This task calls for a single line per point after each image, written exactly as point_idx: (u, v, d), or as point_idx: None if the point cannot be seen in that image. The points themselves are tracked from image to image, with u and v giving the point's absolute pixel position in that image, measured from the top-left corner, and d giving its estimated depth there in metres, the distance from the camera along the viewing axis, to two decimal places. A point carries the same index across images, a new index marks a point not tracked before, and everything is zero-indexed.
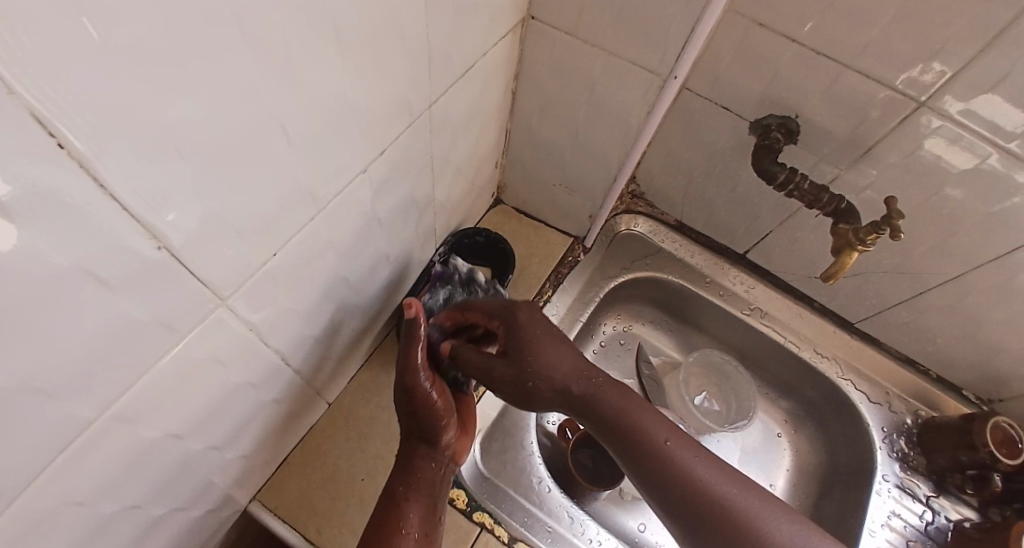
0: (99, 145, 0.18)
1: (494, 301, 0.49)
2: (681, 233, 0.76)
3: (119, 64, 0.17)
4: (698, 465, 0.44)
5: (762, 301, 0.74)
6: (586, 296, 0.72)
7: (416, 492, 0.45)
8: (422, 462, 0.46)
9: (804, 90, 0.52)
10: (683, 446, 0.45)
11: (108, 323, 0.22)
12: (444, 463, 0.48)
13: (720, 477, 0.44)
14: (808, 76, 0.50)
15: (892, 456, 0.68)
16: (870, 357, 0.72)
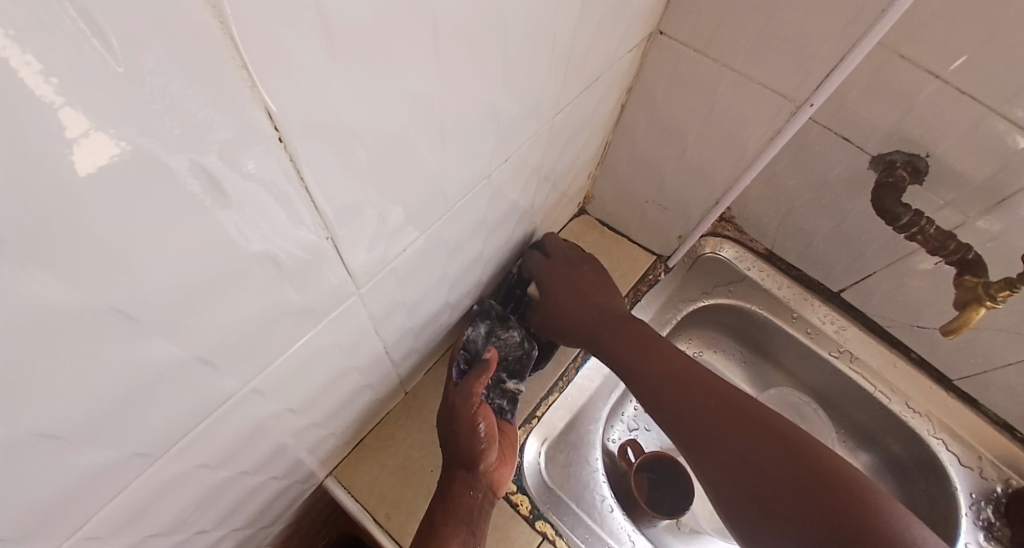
0: (304, 140, 0.19)
1: (556, 248, 0.61)
2: (770, 262, 0.73)
3: (337, 63, 0.18)
4: (734, 404, 0.50)
5: (852, 344, 0.69)
6: (664, 314, 0.71)
7: (453, 518, 0.45)
8: (461, 493, 0.46)
9: (942, 129, 0.48)
10: (714, 383, 0.52)
11: (266, 303, 0.23)
12: (482, 493, 0.48)
13: (755, 416, 0.49)
14: (949, 114, 0.47)
15: (976, 523, 0.64)
16: (965, 417, 0.67)
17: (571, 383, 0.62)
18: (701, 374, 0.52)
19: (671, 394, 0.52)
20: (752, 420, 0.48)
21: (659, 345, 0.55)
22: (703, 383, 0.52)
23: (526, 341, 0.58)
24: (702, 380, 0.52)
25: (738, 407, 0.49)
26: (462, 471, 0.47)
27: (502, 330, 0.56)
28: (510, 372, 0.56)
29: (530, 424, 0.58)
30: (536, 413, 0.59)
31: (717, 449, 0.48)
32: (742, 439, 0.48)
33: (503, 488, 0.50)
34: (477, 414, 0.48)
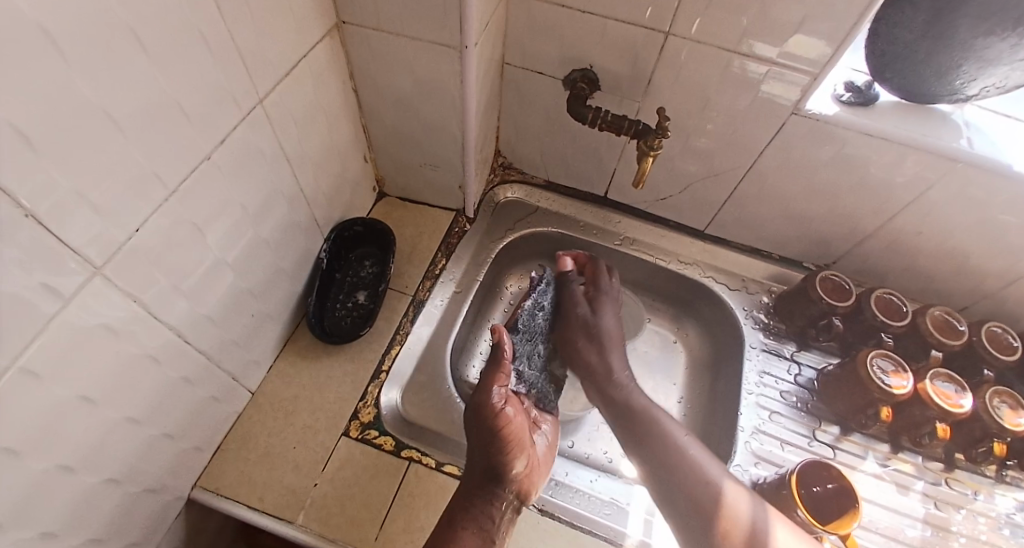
0: None
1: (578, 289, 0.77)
2: (550, 190, 0.88)
3: None
4: (694, 452, 0.64)
5: (629, 230, 0.86)
6: (479, 258, 0.80)
7: (469, 519, 0.52)
8: (481, 497, 0.54)
9: (585, 43, 0.64)
10: (684, 439, 0.65)
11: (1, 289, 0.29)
12: (509, 496, 0.55)
13: (711, 468, 0.62)
14: (583, 29, 0.63)
15: (755, 327, 0.81)
16: (724, 254, 0.86)
17: (409, 334, 0.70)
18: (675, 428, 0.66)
19: (630, 435, 0.67)
20: (708, 473, 0.61)
21: (645, 401, 0.70)
22: (673, 433, 0.66)
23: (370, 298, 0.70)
24: (670, 436, 0.65)
25: (703, 462, 0.63)
26: (492, 472, 0.55)
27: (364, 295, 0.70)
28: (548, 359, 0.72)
29: (382, 376, 0.66)
30: (383, 366, 0.66)
31: (672, 487, 0.62)
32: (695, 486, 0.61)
33: (535, 490, 0.58)
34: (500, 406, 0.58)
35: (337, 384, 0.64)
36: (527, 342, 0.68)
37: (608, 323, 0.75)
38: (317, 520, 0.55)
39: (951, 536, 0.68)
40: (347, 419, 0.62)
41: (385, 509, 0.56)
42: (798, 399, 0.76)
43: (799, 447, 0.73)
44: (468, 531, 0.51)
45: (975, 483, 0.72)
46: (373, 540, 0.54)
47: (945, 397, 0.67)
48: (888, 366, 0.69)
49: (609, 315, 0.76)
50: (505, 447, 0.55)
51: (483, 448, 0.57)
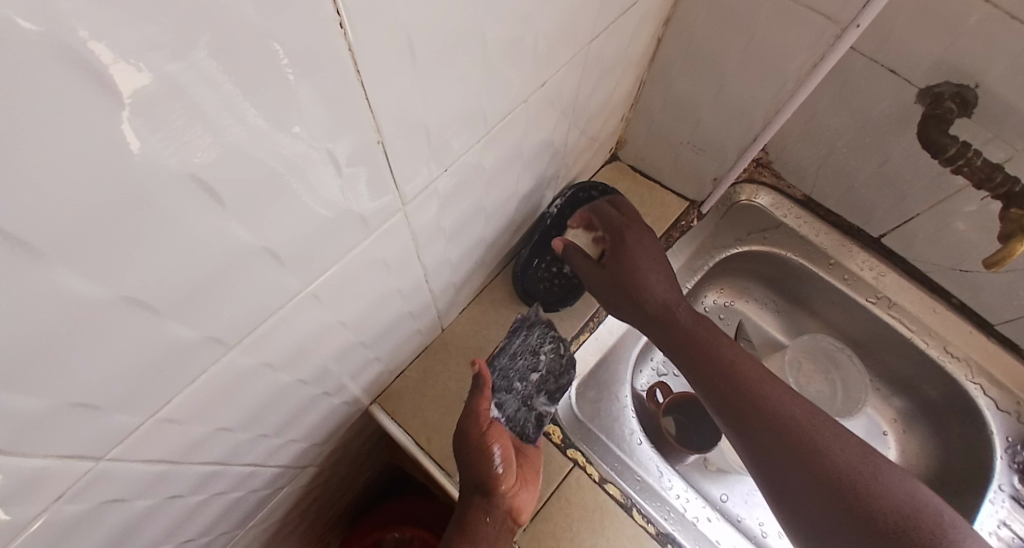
0: (363, 35, 0.21)
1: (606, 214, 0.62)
2: (806, 209, 0.72)
3: None
4: (803, 419, 0.47)
5: (891, 290, 0.69)
6: (693, 263, 0.71)
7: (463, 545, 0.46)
8: (475, 520, 0.47)
9: (980, 56, 0.46)
10: (771, 391, 0.49)
11: (312, 223, 0.26)
12: (500, 522, 0.47)
13: (820, 431, 0.46)
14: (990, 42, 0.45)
15: (1011, 467, 0.63)
16: (1010, 364, 0.65)
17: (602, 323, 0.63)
18: (758, 375, 0.50)
19: (704, 382, 0.51)
20: (817, 437, 0.46)
21: (700, 327, 0.54)
22: (760, 382, 0.50)
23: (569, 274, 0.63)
24: (760, 389, 0.49)
25: (805, 426, 0.47)
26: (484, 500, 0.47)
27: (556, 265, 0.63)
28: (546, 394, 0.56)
29: None
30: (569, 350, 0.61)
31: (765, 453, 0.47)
32: (796, 449, 0.46)
33: (529, 511, 0.50)
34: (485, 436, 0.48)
35: None
36: (500, 379, 0.53)
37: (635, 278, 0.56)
38: None
39: None
40: None
41: (537, 506, 0.52)
42: None
43: None
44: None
45: None
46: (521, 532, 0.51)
47: None
48: None
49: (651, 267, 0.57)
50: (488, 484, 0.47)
51: (470, 471, 0.49)
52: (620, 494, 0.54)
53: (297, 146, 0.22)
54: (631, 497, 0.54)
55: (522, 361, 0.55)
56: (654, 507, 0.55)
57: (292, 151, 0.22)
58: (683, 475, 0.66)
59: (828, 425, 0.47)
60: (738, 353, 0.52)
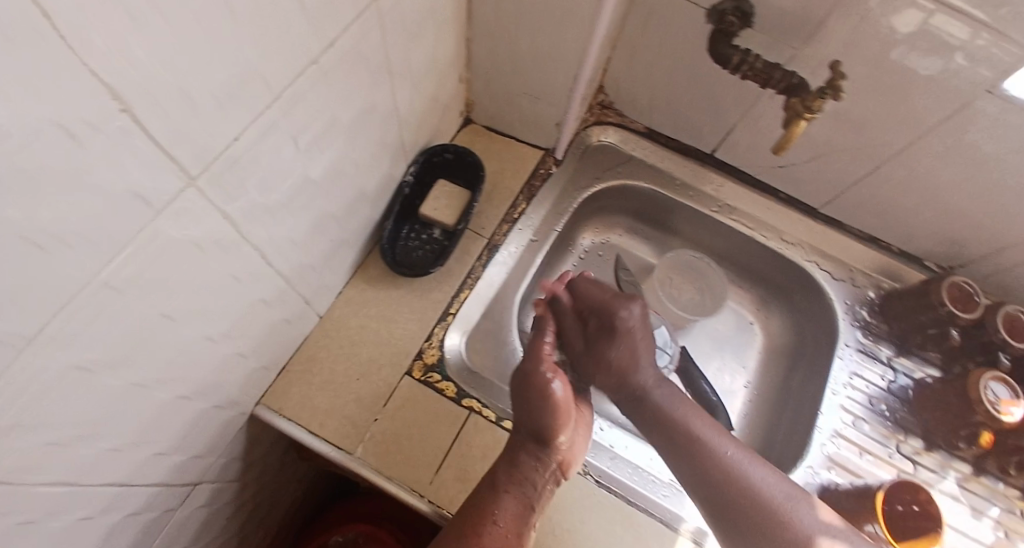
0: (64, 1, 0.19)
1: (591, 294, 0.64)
2: (648, 139, 0.80)
3: None
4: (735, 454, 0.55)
5: (727, 196, 0.78)
6: (559, 208, 0.74)
7: (513, 485, 0.51)
8: (523, 464, 0.52)
9: None
10: (717, 439, 0.56)
11: (75, 204, 0.25)
12: (548, 469, 0.53)
13: (757, 472, 0.53)
14: None
15: (854, 324, 0.73)
16: (835, 238, 0.76)
17: (481, 278, 0.66)
18: (708, 427, 0.57)
19: (660, 426, 0.58)
20: (754, 478, 0.53)
21: (673, 400, 0.60)
22: (708, 429, 0.57)
23: (438, 235, 0.64)
24: (706, 438, 0.56)
25: (748, 469, 0.54)
26: (538, 446, 0.53)
27: (422, 230, 0.64)
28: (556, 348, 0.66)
29: (448, 319, 0.63)
30: (451, 310, 0.63)
31: (709, 487, 0.54)
32: (736, 488, 0.53)
33: (577, 460, 0.56)
34: (553, 381, 0.55)
35: (402, 322, 0.61)
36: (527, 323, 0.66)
37: (609, 349, 0.62)
38: (375, 456, 0.55)
39: None
40: (410, 357, 0.60)
41: (440, 458, 0.56)
42: (887, 407, 0.69)
43: (879, 458, 0.66)
44: (509, 495, 0.51)
45: None
46: (427, 484, 0.55)
47: None
48: (998, 395, 0.60)
49: (636, 343, 0.63)
50: (558, 426, 0.54)
51: (529, 417, 0.55)
52: None
53: (29, 126, 0.21)
54: None
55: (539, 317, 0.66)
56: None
57: (24, 134, 0.21)
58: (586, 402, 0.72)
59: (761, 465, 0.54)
60: (694, 409, 0.60)
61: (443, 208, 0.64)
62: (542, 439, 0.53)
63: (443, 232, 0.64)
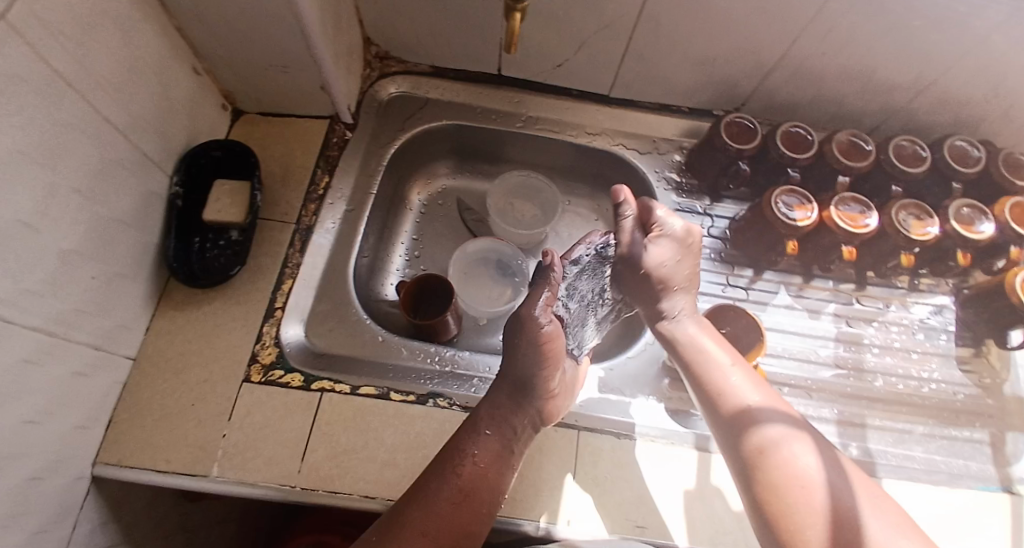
0: None
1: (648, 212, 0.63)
2: (438, 77, 0.78)
3: None
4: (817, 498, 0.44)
5: (530, 108, 0.79)
6: (367, 169, 0.73)
7: (492, 428, 0.54)
8: (514, 412, 0.55)
9: None
10: (761, 396, 0.53)
11: None
12: (533, 416, 0.56)
13: (787, 436, 0.49)
14: None
15: (668, 188, 0.77)
16: (634, 117, 0.79)
17: (301, 265, 0.66)
18: (750, 388, 0.54)
19: (698, 381, 0.56)
20: (780, 439, 0.49)
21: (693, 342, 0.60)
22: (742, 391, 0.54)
23: (234, 234, 0.63)
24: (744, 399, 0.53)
25: (778, 426, 0.50)
26: (519, 393, 0.55)
27: (215, 235, 0.63)
28: (433, 302, 0.73)
29: (277, 314, 0.63)
30: (276, 304, 0.64)
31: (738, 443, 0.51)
32: (758, 444, 0.49)
33: (558, 412, 0.59)
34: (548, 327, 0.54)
35: (226, 332, 0.62)
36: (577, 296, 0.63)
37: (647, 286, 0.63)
38: (234, 467, 0.56)
39: (863, 348, 0.69)
40: (245, 364, 0.61)
41: (302, 445, 0.58)
42: (711, 249, 0.74)
43: (714, 295, 0.71)
44: (490, 435, 0.53)
45: (888, 297, 0.72)
46: (296, 473, 0.56)
47: (851, 220, 0.62)
48: (793, 202, 0.64)
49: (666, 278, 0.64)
50: (547, 363, 0.54)
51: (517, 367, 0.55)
52: (374, 389, 0.61)
53: None
54: (386, 387, 0.62)
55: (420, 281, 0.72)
56: (409, 382, 0.63)
57: None
58: (467, 344, 0.77)
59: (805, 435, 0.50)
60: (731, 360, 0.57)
61: (228, 208, 0.62)
62: (525, 382, 0.55)
63: (238, 229, 0.64)
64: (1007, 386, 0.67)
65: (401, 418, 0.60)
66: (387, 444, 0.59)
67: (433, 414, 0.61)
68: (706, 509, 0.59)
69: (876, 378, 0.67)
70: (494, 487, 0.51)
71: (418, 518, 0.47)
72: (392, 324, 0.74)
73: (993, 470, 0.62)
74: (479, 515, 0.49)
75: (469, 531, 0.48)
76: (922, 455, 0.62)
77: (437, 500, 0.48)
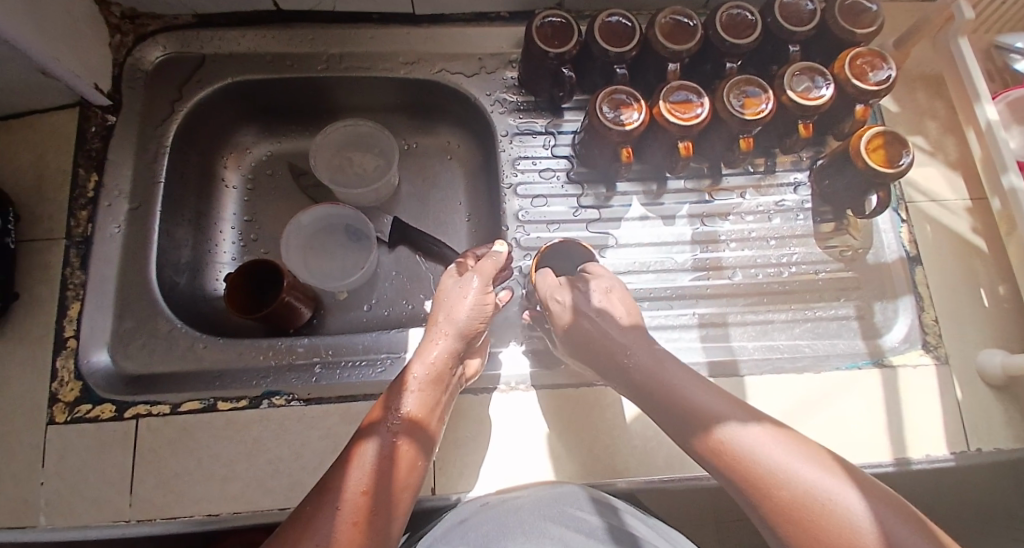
0: None
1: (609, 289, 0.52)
2: (209, 28, 0.67)
3: None
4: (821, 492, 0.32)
5: (330, 45, 0.68)
6: (148, 154, 0.63)
7: (413, 405, 0.45)
8: (435, 385, 0.47)
9: None
10: (766, 439, 0.35)
11: None
12: (453, 385, 0.49)
13: (813, 478, 0.32)
14: None
15: (502, 111, 0.69)
16: (450, 35, 0.69)
17: (84, 283, 0.58)
18: (688, 381, 0.42)
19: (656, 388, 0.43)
20: (810, 491, 0.32)
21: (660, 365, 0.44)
22: (660, 372, 0.43)
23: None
24: (747, 449, 0.35)
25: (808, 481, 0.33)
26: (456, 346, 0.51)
27: None
28: (272, 288, 0.66)
29: (70, 344, 0.56)
30: (67, 333, 0.56)
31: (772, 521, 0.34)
32: (785, 507, 0.32)
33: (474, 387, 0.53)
34: (476, 288, 0.52)
35: (14, 379, 0.54)
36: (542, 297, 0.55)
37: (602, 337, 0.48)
38: (58, 518, 0.50)
39: (721, 245, 0.65)
40: (44, 407, 0.54)
41: (128, 477, 0.52)
42: (559, 171, 0.67)
43: (567, 221, 0.65)
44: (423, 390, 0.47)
45: (739, 186, 0.68)
46: (128, 508, 0.51)
47: (683, 109, 0.57)
48: (619, 102, 0.58)
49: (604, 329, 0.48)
50: (479, 316, 0.51)
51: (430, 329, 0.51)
52: (199, 404, 0.56)
53: None
54: (212, 399, 0.56)
55: (248, 272, 0.64)
56: (241, 387, 0.58)
57: None
58: (328, 324, 0.71)
59: (857, 482, 0.32)
60: (714, 395, 0.40)
61: None
62: (461, 339, 0.50)
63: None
64: (871, 254, 0.65)
65: (235, 426, 0.55)
66: (222, 457, 0.53)
67: (268, 414, 0.55)
68: (574, 443, 0.56)
69: (735, 273, 0.64)
70: (424, 447, 0.44)
71: (350, 478, 0.38)
72: (227, 323, 0.67)
73: (862, 344, 0.60)
74: (412, 481, 0.41)
75: (402, 505, 0.39)
76: (786, 343, 0.60)
77: (369, 460, 0.40)
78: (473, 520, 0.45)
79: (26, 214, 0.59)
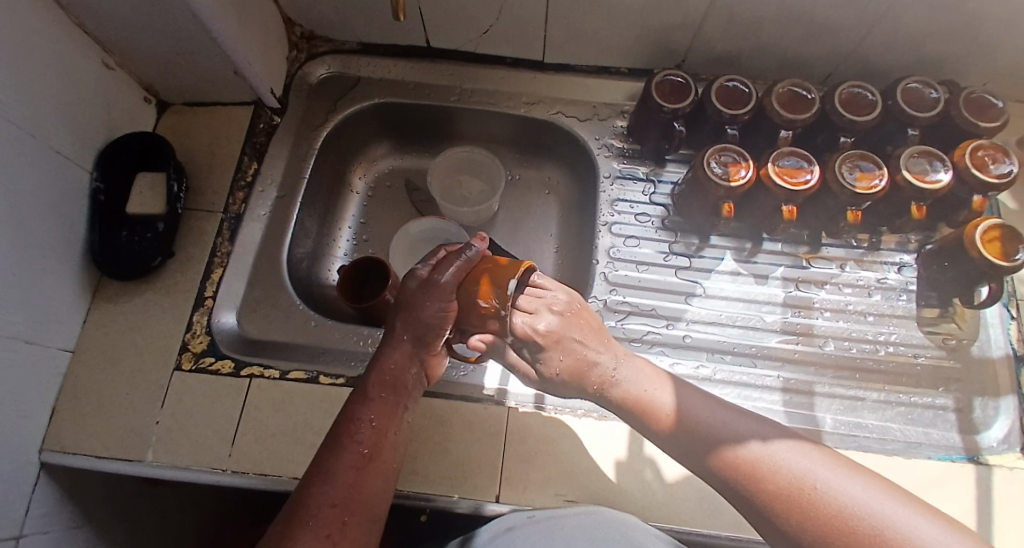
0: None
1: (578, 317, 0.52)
2: (367, 54, 0.77)
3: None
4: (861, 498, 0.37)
5: (464, 79, 0.76)
6: (297, 151, 0.73)
7: (371, 409, 0.46)
8: (393, 388, 0.48)
9: None
10: (811, 459, 0.40)
11: None
12: (415, 381, 0.50)
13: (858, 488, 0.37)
14: None
15: (609, 155, 0.74)
16: (570, 82, 0.76)
17: (228, 252, 0.67)
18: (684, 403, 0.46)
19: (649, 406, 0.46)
20: (860, 499, 0.37)
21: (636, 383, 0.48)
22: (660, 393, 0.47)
23: (157, 228, 0.64)
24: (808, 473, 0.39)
25: (871, 499, 0.37)
26: (416, 348, 0.50)
27: (140, 228, 0.64)
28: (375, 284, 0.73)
29: (207, 302, 0.64)
30: (207, 293, 0.65)
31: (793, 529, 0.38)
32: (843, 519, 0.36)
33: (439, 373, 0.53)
34: (441, 296, 0.49)
35: (158, 322, 0.63)
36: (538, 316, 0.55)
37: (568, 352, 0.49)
38: (166, 452, 0.57)
39: (813, 312, 0.65)
40: (177, 352, 0.62)
41: (233, 429, 0.58)
42: (655, 217, 0.71)
43: (657, 265, 0.68)
44: (376, 395, 0.47)
45: (837, 257, 0.68)
46: (226, 457, 0.57)
47: (789, 175, 0.59)
48: (727, 160, 0.61)
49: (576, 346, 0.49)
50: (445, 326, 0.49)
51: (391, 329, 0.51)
52: (303, 374, 0.61)
53: None
54: (314, 372, 0.62)
55: (359, 267, 0.71)
56: (340, 366, 0.63)
57: None
58: None
59: (885, 494, 0.38)
60: (742, 415, 0.44)
61: (149, 200, 0.65)
62: (420, 342, 0.49)
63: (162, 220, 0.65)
64: (975, 347, 0.63)
65: (330, 401, 0.60)
66: (315, 427, 0.59)
67: None
68: (641, 482, 0.57)
69: (826, 342, 0.64)
70: (392, 451, 0.45)
71: (324, 490, 0.40)
72: (332, 308, 0.74)
73: (958, 439, 0.58)
74: (382, 488, 0.43)
75: (376, 510, 0.42)
76: (875, 423, 0.59)
77: (341, 470, 0.42)
78: (521, 529, 0.47)
79: (193, 185, 0.69)
